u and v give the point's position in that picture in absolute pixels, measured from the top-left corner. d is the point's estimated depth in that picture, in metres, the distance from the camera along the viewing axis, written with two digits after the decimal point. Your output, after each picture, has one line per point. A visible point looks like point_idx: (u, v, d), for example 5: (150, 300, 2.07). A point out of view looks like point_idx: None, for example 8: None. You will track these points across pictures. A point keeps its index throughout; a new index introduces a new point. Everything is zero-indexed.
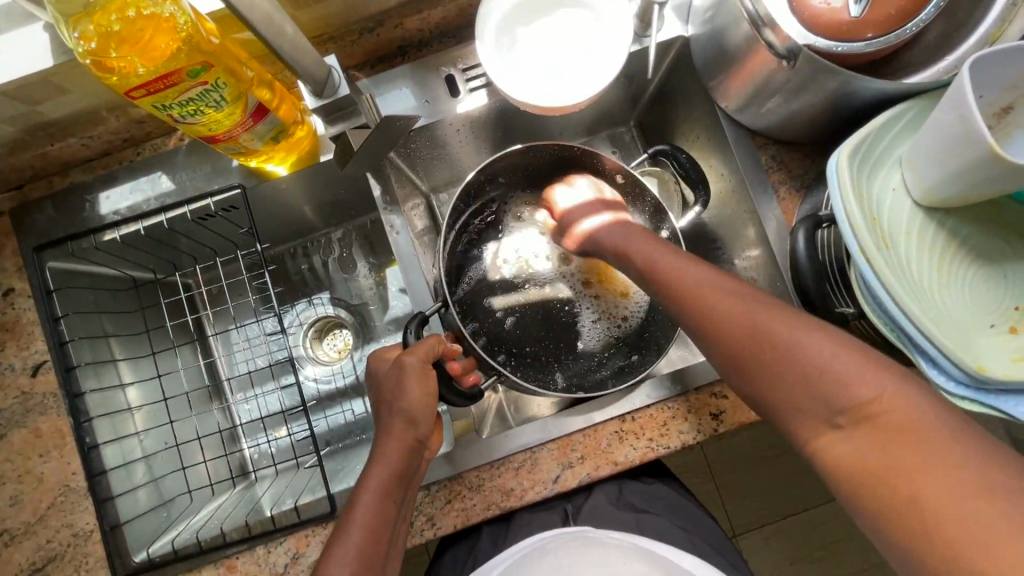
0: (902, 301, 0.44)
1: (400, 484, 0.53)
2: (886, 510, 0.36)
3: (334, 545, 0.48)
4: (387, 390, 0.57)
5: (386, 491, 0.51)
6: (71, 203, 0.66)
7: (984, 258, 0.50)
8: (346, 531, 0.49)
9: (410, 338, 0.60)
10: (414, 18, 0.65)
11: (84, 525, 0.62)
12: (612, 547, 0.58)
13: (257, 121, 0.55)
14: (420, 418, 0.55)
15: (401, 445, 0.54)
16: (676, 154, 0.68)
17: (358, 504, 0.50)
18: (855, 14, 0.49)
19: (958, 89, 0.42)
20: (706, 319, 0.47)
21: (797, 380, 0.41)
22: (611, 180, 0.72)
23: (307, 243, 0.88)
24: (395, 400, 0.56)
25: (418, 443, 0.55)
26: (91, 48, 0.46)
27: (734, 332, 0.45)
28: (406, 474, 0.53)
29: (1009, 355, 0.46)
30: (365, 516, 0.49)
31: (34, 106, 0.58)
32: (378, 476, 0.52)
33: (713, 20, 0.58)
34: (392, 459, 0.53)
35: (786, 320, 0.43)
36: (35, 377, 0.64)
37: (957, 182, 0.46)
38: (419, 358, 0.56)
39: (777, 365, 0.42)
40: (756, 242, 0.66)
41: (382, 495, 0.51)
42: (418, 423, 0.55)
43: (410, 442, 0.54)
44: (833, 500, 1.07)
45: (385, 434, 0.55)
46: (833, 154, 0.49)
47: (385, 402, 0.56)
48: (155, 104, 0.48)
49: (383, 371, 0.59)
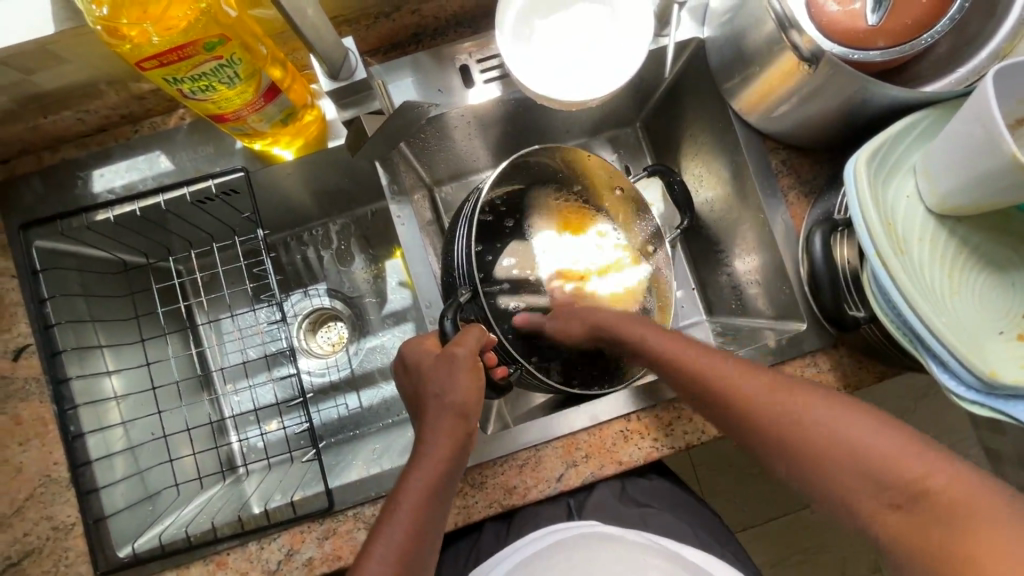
0: (917, 305, 0.45)
1: (445, 482, 0.52)
2: (932, 564, 0.40)
3: (374, 539, 0.48)
4: (433, 381, 0.56)
5: (430, 491, 0.51)
6: (61, 180, 0.63)
7: (992, 265, 0.51)
8: (388, 523, 0.49)
9: (449, 330, 0.57)
10: (430, 6, 0.64)
11: (65, 518, 0.59)
12: (626, 544, 0.57)
13: (268, 101, 0.53)
14: (471, 410, 0.56)
15: (452, 438, 0.54)
16: (670, 177, 0.72)
17: (402, 501, 0.50)
18: (872, 23, 0.51)
19: (981, 98, 0.42)
20: (730, 407, 0.52)
21: (828, 456, 0.46)
22: (609, 194, 0.74)
23: (303, 233, 0.86)
24: (443, 394, 0.55)
25: (468, 437, 0.55)
26: (103, 14, 0.44)
27: (761, 415, 0.50)
28: (451, 470, 0.53)
29: (1017, 360, 0.47)
30: (407, 514, 0.49)
31: (28, 75, 0.55)
32: (425, 473, 0.52)
33: (731, 22, 0.59)
34: (442, 455, 0.53)
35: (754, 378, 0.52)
36: (17, 361, 0.61)
37: (972, 191, 0.47)
38: (465, 352, 0.55)
39: (806, 445, 0.47)
40: (758, 245, 0.68)
41: (427, 490, 0.51)
42: (469, 416, 0.55)
43: (460, 437, 0.54)
44: (799, 508, 1.08)
45: (435, 429, 0.54)
46: (852, 158, 0.49)
47: (434, 397, 0.56)
48: (166, 77, 0.46)
49: (430, 361, 0.57)
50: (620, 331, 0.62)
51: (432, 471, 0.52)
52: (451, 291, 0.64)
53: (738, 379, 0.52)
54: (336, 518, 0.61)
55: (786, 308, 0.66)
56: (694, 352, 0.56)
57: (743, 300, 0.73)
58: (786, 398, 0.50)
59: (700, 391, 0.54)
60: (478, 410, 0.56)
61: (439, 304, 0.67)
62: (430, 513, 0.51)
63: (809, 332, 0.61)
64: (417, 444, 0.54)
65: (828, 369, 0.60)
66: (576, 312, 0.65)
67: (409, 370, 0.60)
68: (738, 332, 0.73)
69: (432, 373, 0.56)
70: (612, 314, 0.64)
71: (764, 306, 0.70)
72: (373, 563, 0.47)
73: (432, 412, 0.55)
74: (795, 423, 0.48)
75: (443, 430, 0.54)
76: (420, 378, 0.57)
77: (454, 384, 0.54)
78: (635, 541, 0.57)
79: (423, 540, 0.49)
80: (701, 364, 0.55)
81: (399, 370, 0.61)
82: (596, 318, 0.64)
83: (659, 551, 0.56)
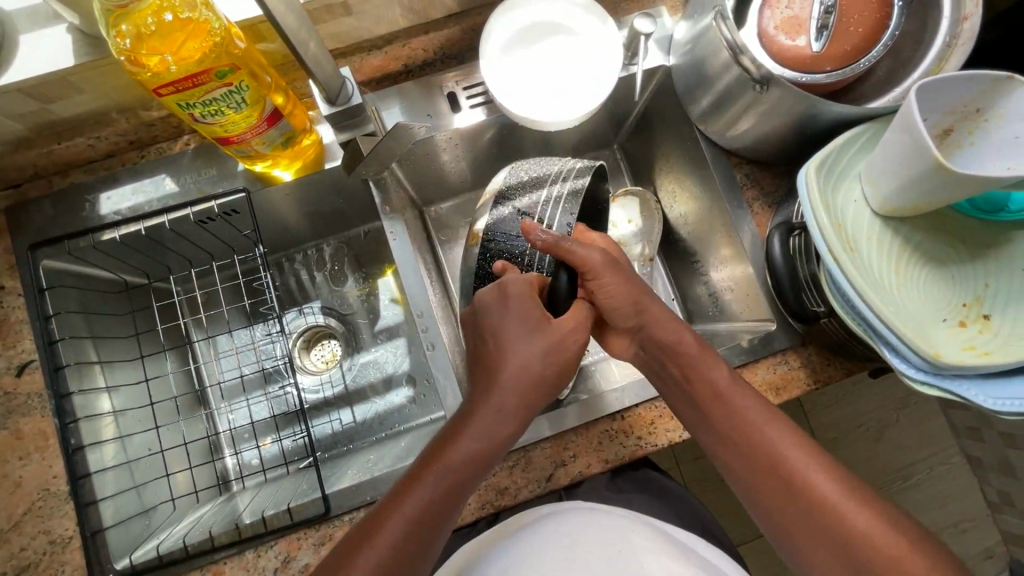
0: (869, 298, 0.49)
1: (491, 456, 0.53)
2: None
3: (407, 494, 0.50)
4: (523, 342, 0.55)
5: (468, 468, 0.52)
6: (69, 202, 0.67)
7: (933, 261, 0.57)
8: (421, 482, 0.50)
9: (563, 284, 0.59)
10: (420, 39, 0.70)
11: (63, 532, 0.60)
12: (611, 518, 0.61)
13: (270, 126, 0.58)
14: (553, 380, 0.56)
15: (524, 408, 0.55)
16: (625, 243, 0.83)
17: (446, 459, 0.51)
18: (817, 50, 0.58)
19: (906, 112, 0.48)
20: (772, 476, 0.51)
21: (845, 552, 0.47)
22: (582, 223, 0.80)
23: (297, 254, 0.89)
24: (528, 361, 0.55)
25: (533, 408, 0.56)
26: (125, 46, 0.48)
27: (779, 476, 0.51)
28: (505, 444, 0.54)
29: (961, 343, 0.52)
30: (444, 478, 0.50)
31: (46, 104, 0.59)
32: (476, 445, 0.52)
33: (691, 51, 0.65)
34: (506, 428, 0.54)
35: (788, 436, 0.52)
36: (20, 377, 0.63)
37: (908, 190, 0.52)
38: (579, 340, 0.58)
39: (816, 519, 0.48)
40: (729, 257, 0.73)
41: (473, 460, 0.52)
42: (547, 389, 0.56)
43: (528, 412, 0.55)
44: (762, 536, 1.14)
45: (505, 401, 0.54)
46: (802, 169, 0.54)
47: (518, 363, 0.55)
48: (179, 102, 0.50)
49: (529, 320, 0.56)
50: (671, 335, 0.58)
51: (484, 445, 0.53)
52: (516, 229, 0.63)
53: (772, 434, 0.52)
54: (332, 523, 0.62)
55: (757, 310, 0.70)
56: (750, 402, 0.54)
57: (718, 306, 0.78)
58: (816, 471, 0.50)
59: (733, 434, 0.54)
60: (560, 381, 0.58)
61: (463, 279, 0.67)
62: (466, 481, 0.52)
63: (778, 332, 0.65)
64: (471, 412, 0.54)
65: (798, 366, 0.64)
66: (616, 263, 0.60)
67: (510, 307, 0.56)
68: (714, 336, 0.77)
69: (545, 339, 0.56)
70: (660, 305, 0.60)
71: (737, 310, 0.74)
72: (401, 518, 0.48)
73: (508, 382, 0.54)
74: (803, 491, 0.49)
75: (519, 401, 0.54)
76: (519, 331, 0.55)
77: (547, 354, 0.56)
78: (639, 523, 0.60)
79: (451, 508, 0.51)
80: (753, 415, 0.54)
81: (493, 297, 0.56)
82: (640, 294, 0.60)
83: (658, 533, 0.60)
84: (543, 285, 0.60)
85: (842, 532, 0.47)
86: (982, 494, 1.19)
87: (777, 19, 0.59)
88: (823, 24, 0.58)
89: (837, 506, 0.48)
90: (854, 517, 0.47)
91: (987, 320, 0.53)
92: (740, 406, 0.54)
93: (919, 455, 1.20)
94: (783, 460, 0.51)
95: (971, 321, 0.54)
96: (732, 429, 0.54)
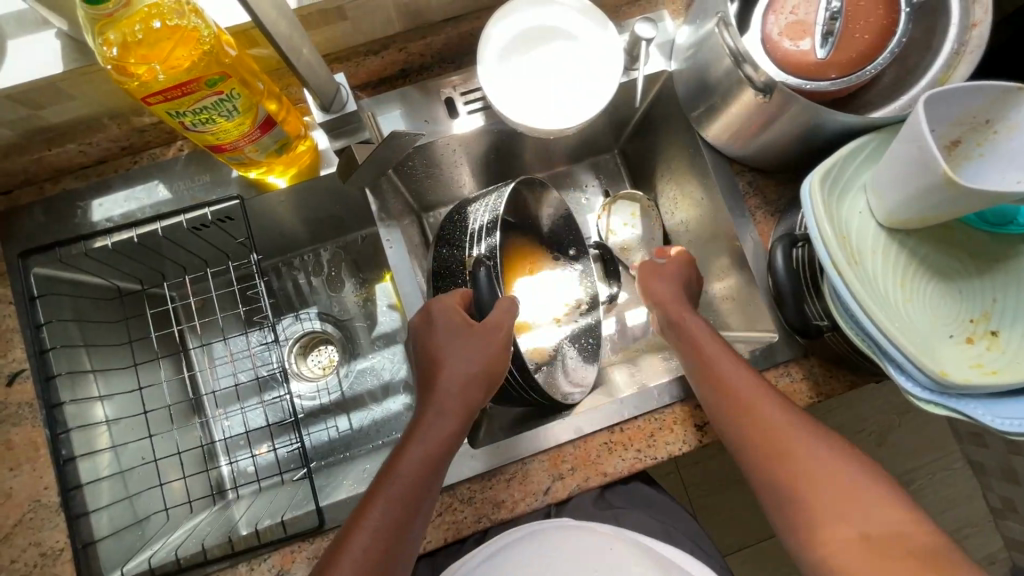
0: (874, 314, 0.48)
1: (443, 458, 0.54)
2: None
3: (368, 507, 0.50)
4: (448, 348, 0.57)
5: (422, 469, 0.52)
6: (61, 209, 0.66)
7: (940, 273, 0.55)
8: (386, 484, 0.51)
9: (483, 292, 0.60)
10: (418, 43, 0.69)
11: (53, 544, 0.59)
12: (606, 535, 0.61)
13: (263, 133, 0.57)
14: (492, 378, 0.57)
15: (465, 408, 0.56)
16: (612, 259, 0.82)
17: (399, 465, 0.52)
18: (822, 57, 0.56)
19: (913, 124, 0.47)
20: (768, 477, 0.51)
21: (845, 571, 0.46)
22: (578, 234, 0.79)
23: (294, 259, 0.88)
24: (461, 365, 0.56)
25: (477, 405, 0.57)
26: (113, 54, 0.47)
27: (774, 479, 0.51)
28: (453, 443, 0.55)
29: (970, 360, 0.51)
30: (405, 481, 0.51)
31: (36, 110, 0.58)
32: (426, 447, 0.53)
33: (692, 57, 0.64)
34: (448, 425, 0.55)
35: (790, 435, 0.51)
36: (11, 386, 0.62)
37: (915, 203, 0.51)
38: (505, 332, 0.57)
39: (813, 531, 0.48)
40: (730, 266, 0.72)
41: (425, 464, 0.52)
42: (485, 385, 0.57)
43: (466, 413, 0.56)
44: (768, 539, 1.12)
45: (443, 404, 0.56)
46: (806, 180, 0.53)
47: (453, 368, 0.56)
48: (169, 111, 0.49)
49: (450, 328, 0.57)
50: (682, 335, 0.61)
51: (433, 445, 0.53)
52: (454, 257, 0.66)
53: (776, 434, 0.51)
54: (327, 536, 0.62)
55: (759, 321, 0.68)
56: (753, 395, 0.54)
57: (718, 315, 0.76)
58: (819, 474, 0.49)
59: (733, 432, 0.54)
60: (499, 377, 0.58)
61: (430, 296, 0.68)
62: (426, 486, 0.52)
63: (781, 344, 0.64)
64: (412, 423, 0.56)
65: (801, 378, 0.63)
66: (669, 275, 0.68)
67: (434, 324, 0.58)
68: None
69: (473, 341, 0.57)
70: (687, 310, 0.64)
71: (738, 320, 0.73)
72: (368, 532, 0.48)
73: (445, 386, 0.56)
74: (801, 501, 0.49)
75: (460, 403, 0.56)
76: (446, 340, 0.57)
77: (471, 354, 0.57)
78: (630, 543, 0.61)
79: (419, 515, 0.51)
80: (755, 410, 0.53)
81: (419, 322, 0.59)
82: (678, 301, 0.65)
83: (648, 555, 0.60)
84: (468, 299, 0.60)
85: (840, 547, 0.46)
86: (985, 500, 1.18)
87: (781, 25, 0.58)
88: (828, 30, 0.57)
89: (839, 523, 0.47)
90: (854, 532, 0.46)
91: (995, 336, 0.52)
92: (741, 402, 0.54)
93: (923, 460, 1.19)
94: (783, 463, 0.50)
95: (980, 336, 0.53)
96: (736, 425, 0.53)
